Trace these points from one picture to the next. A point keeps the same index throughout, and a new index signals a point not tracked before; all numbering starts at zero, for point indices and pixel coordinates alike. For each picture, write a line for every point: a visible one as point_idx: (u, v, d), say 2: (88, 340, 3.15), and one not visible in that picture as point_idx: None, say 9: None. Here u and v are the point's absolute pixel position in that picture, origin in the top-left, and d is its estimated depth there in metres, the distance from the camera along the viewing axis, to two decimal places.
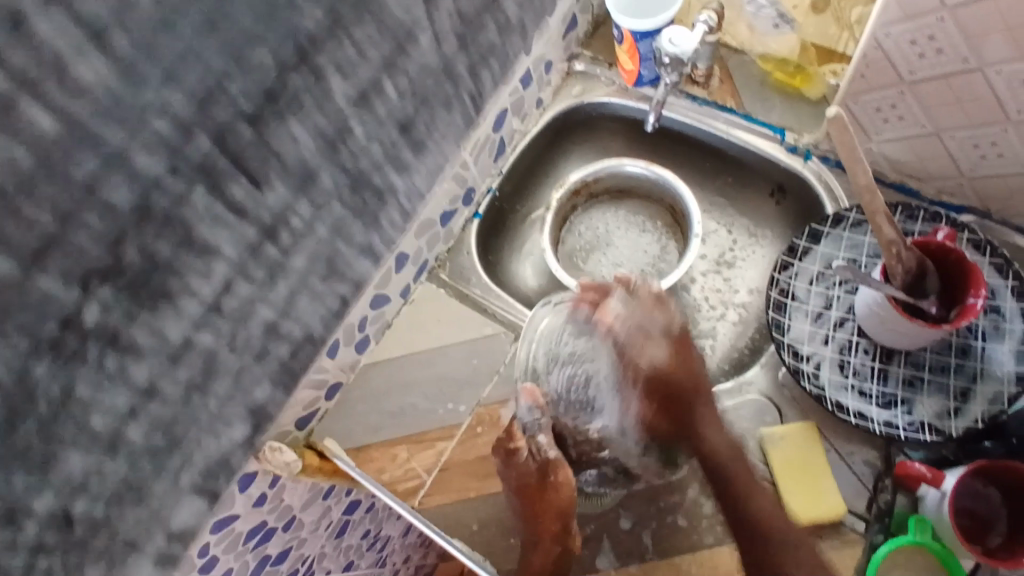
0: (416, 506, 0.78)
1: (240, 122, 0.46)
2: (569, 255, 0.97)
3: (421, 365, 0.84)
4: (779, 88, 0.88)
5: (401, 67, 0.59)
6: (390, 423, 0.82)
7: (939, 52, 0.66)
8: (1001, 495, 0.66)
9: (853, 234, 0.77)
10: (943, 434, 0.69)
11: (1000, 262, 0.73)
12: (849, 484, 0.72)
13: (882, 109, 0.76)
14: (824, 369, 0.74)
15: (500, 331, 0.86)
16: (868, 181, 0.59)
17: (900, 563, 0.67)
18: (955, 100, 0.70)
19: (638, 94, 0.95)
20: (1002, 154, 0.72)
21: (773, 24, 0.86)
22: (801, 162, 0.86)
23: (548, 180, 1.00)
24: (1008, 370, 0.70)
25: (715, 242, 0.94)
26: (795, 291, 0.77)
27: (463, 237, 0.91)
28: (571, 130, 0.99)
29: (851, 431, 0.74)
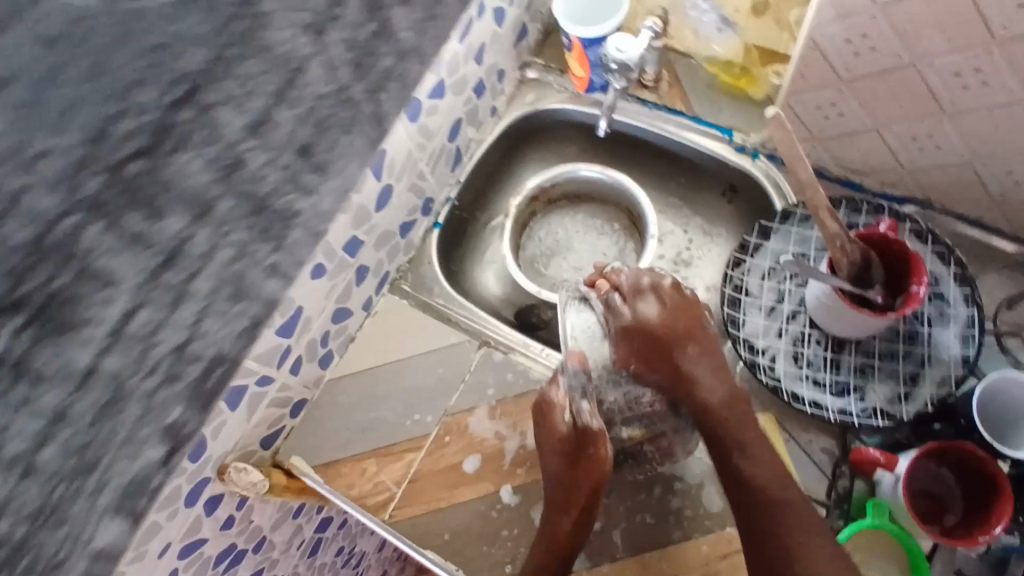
0: (386, 520, 0.78)
1: (185, 120, 0.49)
2: (531, 261, 0.98)
3: (385, 377, 0.84)
4: (726, 90, 0.91)
5: (293, 98, 0.58)
6: (356, 438, 0.81)
7: (873, 50, 0.68)
8: (954, 475, 0.68)
9: (800, 229, 0.79)
10: (895, 419, 0.71)
11: (943, 251, 0.76)
12: (809, 472, 0.74)
13: (823, 108, 0.78)
14: (779, 361, 0.76)
15: (463, 339, 0.85)
16: (809, 177, 0.61)
17: (862, 547, 0.69)
18: (891, 95, 0.72)
19: (590, 100, 0.96)
20: (939, 146, 0.75)
21: (716, 29, 0.88)
22: (750, 161, 0.88)
23: (506, 187, 1.01)
24: (955, 353, 0.72)
25: (672, 242, 0.96)
26: (749, 287, 0.79)
27: (423, 247, 0.91)
28: (526, 137, 1.00)
29: (808, 421, 0.76)
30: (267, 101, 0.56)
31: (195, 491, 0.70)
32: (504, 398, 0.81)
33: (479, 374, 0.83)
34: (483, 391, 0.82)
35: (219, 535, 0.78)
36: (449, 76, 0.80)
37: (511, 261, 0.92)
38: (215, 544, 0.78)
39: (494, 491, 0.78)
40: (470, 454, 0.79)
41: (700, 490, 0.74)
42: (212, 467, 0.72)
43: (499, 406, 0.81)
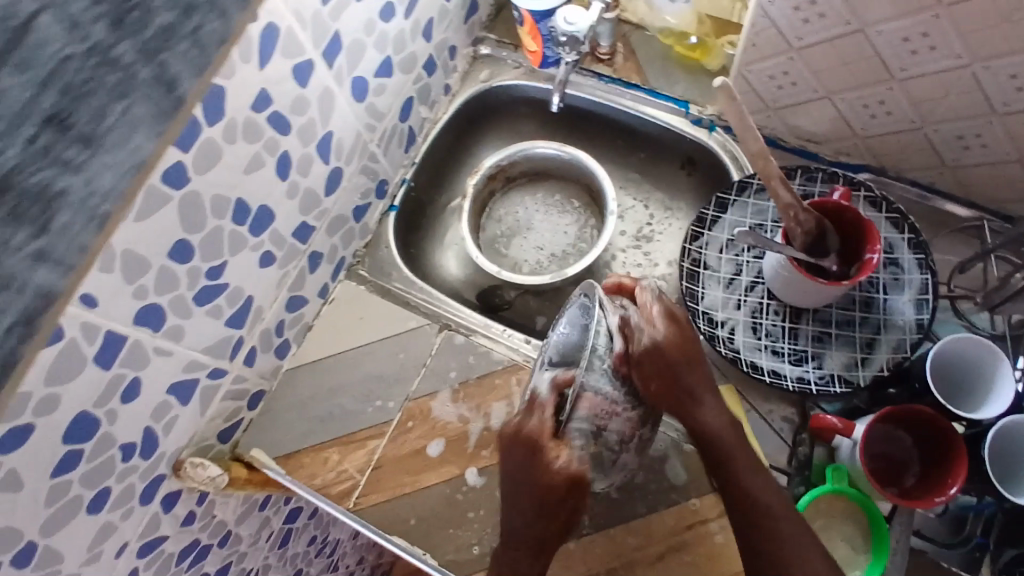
0: (351, 508, 0.77)
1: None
2: (491, 242, 0.97)
3: (346, 364, 0.83)
4: (681, 63, 0.90)
5: None
6: (318, 427, 0.80)
7: (821, 17, 0.68)
8: (910, 437, 0.69)
9: (757, 201, 0.79)
10: (852, 385, 0.72)
11: (897, 217, 0.76)
12: (770, 440, 0.74)
13: (775, 77, 0.78)
14: (738, 333, 0.76)
15: (423, 323, 0.84)
16: (760, 148, 0.61)
17: (822, 512, 0.69)
18: (841, 62, 0.72)
19: (545, 76, 0.94)
20: (891, 112, 0.74)
21: (668, 1, 0.87)
22: (706, 134, 0.88)
23: (465, 168, 0.99)
24: (909, 318, 0.73)
25: (632, 217, 0.95)
26: (707, 260, 0.79)
27: (380, 231, 0.89)
28: (482, 115, 0.98)
29: (768, 390, 0.76)
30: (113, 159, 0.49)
31: (150, 488, 0.70)
32: (466, 381, 0.80)
33: (440, 359, 0.82)
34: (446, 375, 0.81)
35: (182, 529, 0.77)
36: (395, 54, 0.79)
37: (470, 241, 0.91)
38: (178, 539, 0.77)
39: (459, 473, 0.77)
40: (434, 438, 0.78)
41: (663, 463, 0.74)
42: (166, 463, 0.70)
43: (461, 389, 0.80)
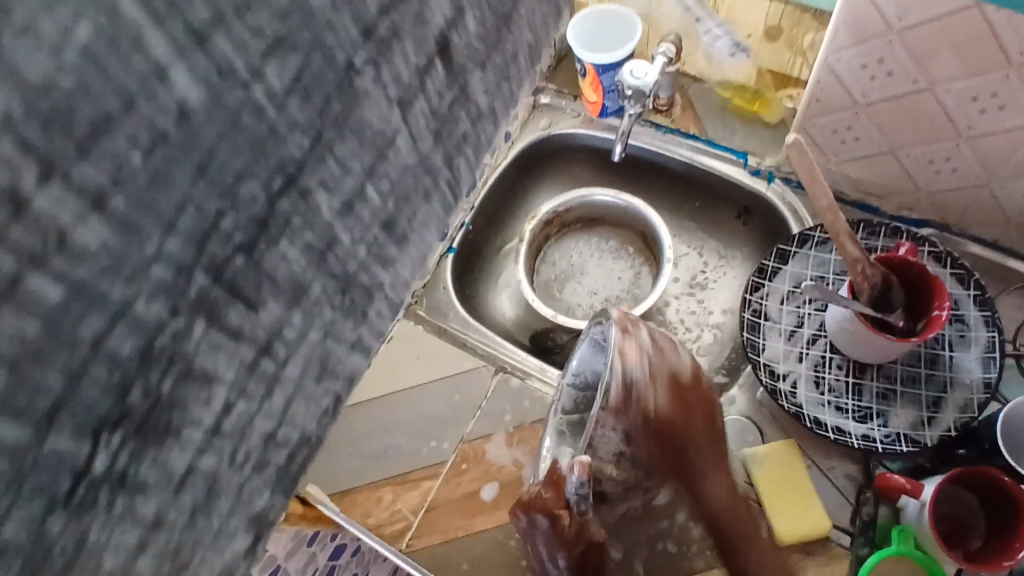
0: (403, 549, 0.77)
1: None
2: (545, 285, 0.98)
3: (403, 403, 0.84)
4: (739, 113, 0.91)
5: None
6: (374, 466, 0.81)
7: (890, 74, 0.68)
8: (977, 499, 0.67)
9: (818, 253, 0.79)
10: (920, 444, 0.70)
11: (962, 273, 0.75)
12: (832, 498, 0.72)
13: (839, 131, 0.78)
14: (800, 387, 0.75)
15: (479, 365, 0.85)
16: (830, 203, 0.61)
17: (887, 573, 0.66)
18: (907, 119, 0.72)
19: (603, 125, 0.96)
20: (956, 168, 0.74)
21: (729, 53, 0.90)
22: (765, 184, 0.88)
23: (520, 212, 1.01)
24: (976, 377, 0.71)
25: (686, 265, 0.95)
26: (768, 311, 0.79)
27: (438, 272, 0.91)
28: (539, 161, 1.00)
29: (831, 446, 0.75)
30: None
31: None
32: (521, 424, 0.81)
33: (496, 401, 0.83)
34: (501, 417, 0.81)
35: None
36: None
37: (526, 284, 0.91)
38: None
39: (513, 519, 0.77)
40: (488, 481, 0.78)
41: None
42: None
43: (516, 432, 0.80)
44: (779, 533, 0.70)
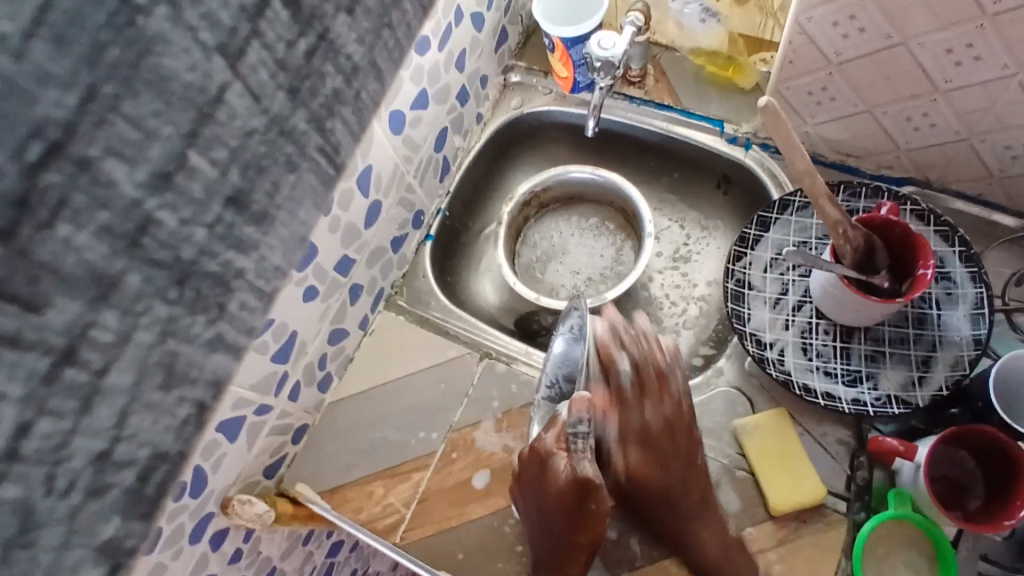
0: (396, 542, 0.76)
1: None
2: (527, 268, 0.96)
3: (387, 395, 0.82)
4: (713, 81, 0.89)
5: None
6: (361, 460, 0.79)
7: (861, 31, 0.67)
8: (973, 458, 0.66)
9: (799, 218, 0.78)
10: (910, 405, 0.69)
11: (946, 230, 0.74)
12: (826, 466, 0.71)
13: (813, 93, 0.77)
14: (788, 354, 0.74)
15: (463, 352, 0.84)
16: (806, 165, 0.60)
17: (885, 538, 0.67)
18: (881, 76, 0.71)
19: (575, 100, 0.94)
20: (935, 124, 0.73)
21: (699, 20, 0.87)
22: (743, 152, 0.87)
23: (497, 194, 0.99)
24: (965, 334, 0.71)
25: (669, 238, 0.94)
26: (751, 280, 0.78)
27: (417, 261, 0.89)
28: (513, 143, 0.98)
29: (821, 412, 0.74)
30: (137, 207, 0.47)
31: (198, 528, 0.67)
32: (509, 410, 0.80)
33: (482, 388, 0.81)
34: (488, 404, 0.80)
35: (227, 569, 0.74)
36: (430, 86, 0.77)
37: (507, 267, 0.90)
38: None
39: (505, 505, 0.75)
40: (479, 469, 0.77)
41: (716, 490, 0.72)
42: (213, 502, 0.68)
43: (505, 418, 0.79)
44: (775, 504, 0.69)
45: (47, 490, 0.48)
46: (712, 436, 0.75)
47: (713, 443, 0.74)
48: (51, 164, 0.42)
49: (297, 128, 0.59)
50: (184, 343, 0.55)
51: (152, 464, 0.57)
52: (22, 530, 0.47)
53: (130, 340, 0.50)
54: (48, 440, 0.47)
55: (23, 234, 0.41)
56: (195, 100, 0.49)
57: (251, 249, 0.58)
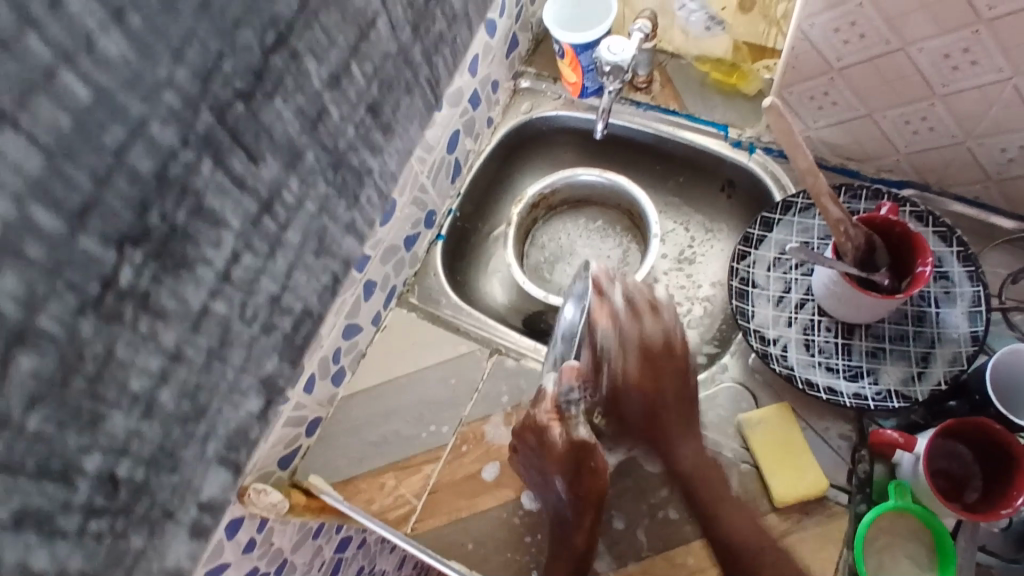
0: (408, 533, 0.77)
1: (235, 100, 0.49)
2: (535, 268, 0.98)
3: (399, 390, 0.84)
4: (718, 88, 0.92)
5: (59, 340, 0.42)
6: (373, 453, 0.81)
7: (862, 37, 0.69)
8: (972, 451, 0.68)
9: (802, 219, 0.80)
10: (910, 399, 0.71)
11: (944, 231, 0.76)
12: (828, 459, 0.73)
13: (816, 97, 0.79)
14: (791, 350, 0.76)
15: (474, 348, 0.86)
16: (809, 164, 0.62)
17: (887, 529, 0.69)
18: (882, 81, 0.73)
19: (584, 105, 0.97)
20: (933, 127, 0.75)
21: (705, 28, 0.90)
22: (747, 155, 0.89)
23: (506, 196, 1.02)
24: (963, 331, 0.73)
25: (674, 240, 0.96)
26: (755, 279, 0.80)
27: (428, 259, 0.91)
28: (522, 146, 1.01)
29: (823, 408, 0.76)
30: (319, 96, 0.57)
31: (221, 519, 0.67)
32: (518, 404, 0.81)
33: (492, 383, 0.83)
34: (498, 399, 0.82)
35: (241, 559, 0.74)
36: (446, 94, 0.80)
37: (516, 267, 0.92)
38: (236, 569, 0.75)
39: (515, 497, 0.77)
40: (489, 462, 0.79)
41: None
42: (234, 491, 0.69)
43: (514, 412, 0.81)
44: (779, 495, 0.71)
45: (241, 314, 0.57)
46: (716, 430, 0.76)
47: (717, 437, 0.76)
48: (275, 52, 0.50)
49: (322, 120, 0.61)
50: (332, 221, 0.65)
51: (302, 317, 0.66)
52: (221, 344, 0.56)
53: (303, 207, 0.59)
54: (248, 271, 0.56)
55: (258, 97, 0.50)
56: (358, 20, 0.58)
57: (376, 152, 0.68)
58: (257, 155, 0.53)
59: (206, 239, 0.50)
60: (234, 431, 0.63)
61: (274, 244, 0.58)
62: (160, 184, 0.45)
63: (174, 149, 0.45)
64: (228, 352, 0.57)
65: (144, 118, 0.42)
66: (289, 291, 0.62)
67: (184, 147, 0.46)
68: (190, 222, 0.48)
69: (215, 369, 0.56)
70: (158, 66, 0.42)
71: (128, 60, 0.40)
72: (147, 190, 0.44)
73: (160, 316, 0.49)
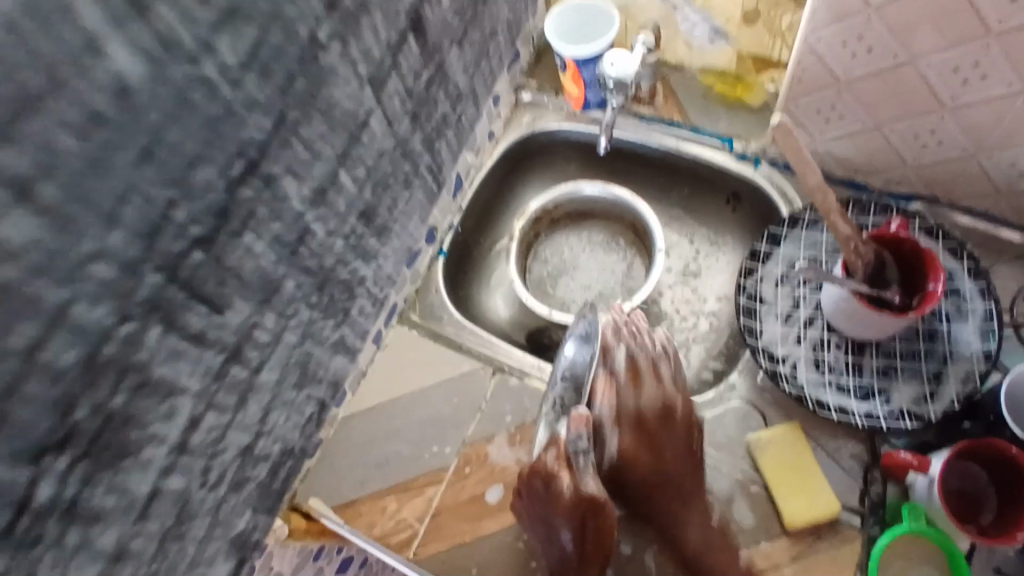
0: (410, 558, 0.76)
1: (190, 249, 0.45)
2: (538, 283, 0.97)
3: (401, 410, 0.83)
4: (721, 99, 0.91)
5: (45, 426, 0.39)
6: (374, 475, 0.79)
7: (870, 51, 0.68)
8: (986, 471, 0.66)
9: (809, 234, 0.79)
10: (923, 419, 0.70)
11: (955, 246, 0.75)
12: (840, 480, 0.72)
13: (822, 111, 0.78)
14: (800, 368, 0.75)
15: (477, 367, 0.84)
16: (818, 181, 0.60)
17: (901, 552, 0.67)
18: (890, 95, 0.72)
19: (586, 118, 0.95)
20: (942, 141, 0.74)
21: (709, 41, 0.90)
22: (752, 169, 0.88)
23: (508, 210, 1.00)
24: (976, 349, 0.71)
25: (678, 254, 0.95)
26: (763, 295, 0.79)
27: (429, 276, 0.90)
28: (525, 159, 0.99)
29: (834, 427, 0.74)
30: (300, 219, 0.55)
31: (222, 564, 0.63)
32: (522, 424, 0.80)
33: (495, 403, 0.82)
34: (501, 418, 0.81)
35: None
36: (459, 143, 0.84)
37: (519, 283, 0.90)
38: None
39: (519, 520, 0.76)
40: (491, 484, 0.78)
41: (730, 505, 0.72)
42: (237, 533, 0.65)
43: (518, 433, 0.80)
44: (790, 518, 0.69)
45: (200, 483, 0.54)
46: (724, 450, 0.75)
47: (725, 457, 0.74)
48: (246, 180, 0.48)
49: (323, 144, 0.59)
50: (316, 344, 0.64)
51: (279, 460, 0.68)
52: (177, 520, 0.52)
53: (280, 341, 0.58)
54: (210, 434, 0.53)
55: (221, 236, 0.47)
56: (349, 125, 0.58)
57: (371, 259, 0.70)
58: (223, 306, 0.50)
59: (155, 414, 0.46)
60: (219, 555, 0.60)
61: (241, 336, 0.53)
62: (86, 371, 0.40)
63: (108, 326, 0.41)
64: (188, 527, 0.54)
65: (71, 298, 0.38)
66: (263, 433, 0.61)
67: (121, 322, 0.41)
68: (129, 415, 0.44)
69: (171, 551, 0.53)
70: (84, 240, 0.38)
71: (64, 175, 0.36)
72: (72, 384, 0.39)
73: (94, 519, 0.44)
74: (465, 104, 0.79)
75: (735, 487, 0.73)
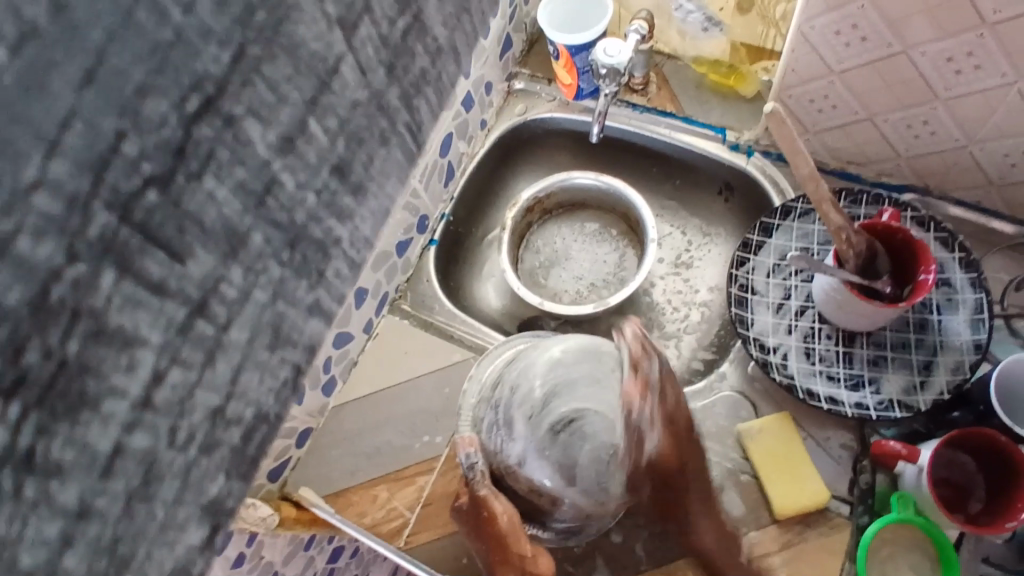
0: (401, 546, 0.76)
1: (144, 189, 0.43)
2: (530, 273, 0.97)
3: (392, 400, 0.82)
4: (715, 89, 0.91)
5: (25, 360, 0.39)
6: (366, 465, 0.79)
7: (863, 40, 0.68)
8: (974, 461, 0.67)
9: (802, 224, 0.79)
10: (913, 409, 0.70)
11: (946, 236, 0.75)
12: (829, 469, 0.72)
13: (815, 100, 0.78)
14: (791, 358, 0.75)
15: (468, 356, 0.84)
16: (811, 171, 0.60)
17: (889, 540, 0.67)
18: (883, 84, 0.72)
19: (579, 107, 0.95)
20: (934, 131, 0.74)
21: (702, 28, 0.88)
22: (744, 159, 0.88)
23: (500, 199, 1.00)
24: (966, 339, 0.71)
25: (671, 244, 0.95)
26: (754, 285, 0.79)
27: (421, 265, 0.89)
28: (518, 148, 0.99)
29: (824, 417, 0.74)
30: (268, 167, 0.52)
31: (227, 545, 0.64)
32: None
33: None
34: None
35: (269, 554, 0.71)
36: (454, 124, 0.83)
37: (511, 272, 0.90)
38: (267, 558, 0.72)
39: None
40: None
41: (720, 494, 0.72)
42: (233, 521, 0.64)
43: None
44: (780, 506, 0.69)
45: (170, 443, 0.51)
46: (716, 440, 0.75)
47: (717, 447, 0.74)
48: (204, 117, 0.45)
49: (288, 133, 0.53)
50: (289, 306, 0.59)
51: (253, 422, 0.61)
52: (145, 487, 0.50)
53: (250, 299, 0.54)
54: (176, 392, 0.50)
55: (177, 179, 0.45)
56: (318, 69, 0.53)
57: (347, 217, 0.63)
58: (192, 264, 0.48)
59: (113, 364, 0.44)
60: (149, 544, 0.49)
61: (206, 290, 0.50)
62: (36, 313, 0.39)
63: (54, 266, 0.39)
64: (156, 490, 0.51)
65: (17, 228, 0.36)
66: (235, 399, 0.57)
67: (68, 263, 0.40)
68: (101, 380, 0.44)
69: (138, 515, 0.50)
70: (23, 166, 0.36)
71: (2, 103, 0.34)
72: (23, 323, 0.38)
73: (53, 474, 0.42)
74: (445, 60, 0.72)
75: (726, 476, 0.73)
